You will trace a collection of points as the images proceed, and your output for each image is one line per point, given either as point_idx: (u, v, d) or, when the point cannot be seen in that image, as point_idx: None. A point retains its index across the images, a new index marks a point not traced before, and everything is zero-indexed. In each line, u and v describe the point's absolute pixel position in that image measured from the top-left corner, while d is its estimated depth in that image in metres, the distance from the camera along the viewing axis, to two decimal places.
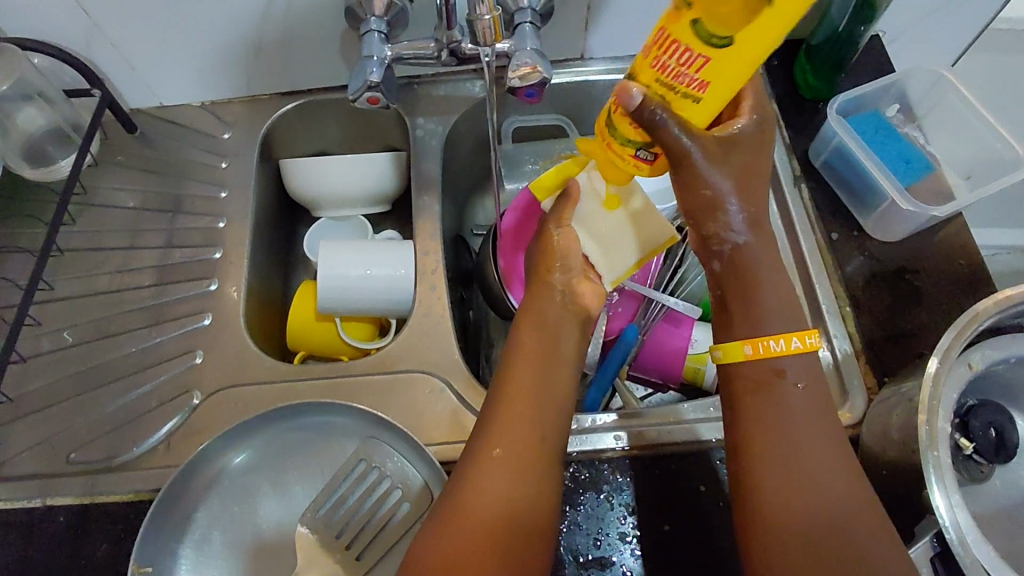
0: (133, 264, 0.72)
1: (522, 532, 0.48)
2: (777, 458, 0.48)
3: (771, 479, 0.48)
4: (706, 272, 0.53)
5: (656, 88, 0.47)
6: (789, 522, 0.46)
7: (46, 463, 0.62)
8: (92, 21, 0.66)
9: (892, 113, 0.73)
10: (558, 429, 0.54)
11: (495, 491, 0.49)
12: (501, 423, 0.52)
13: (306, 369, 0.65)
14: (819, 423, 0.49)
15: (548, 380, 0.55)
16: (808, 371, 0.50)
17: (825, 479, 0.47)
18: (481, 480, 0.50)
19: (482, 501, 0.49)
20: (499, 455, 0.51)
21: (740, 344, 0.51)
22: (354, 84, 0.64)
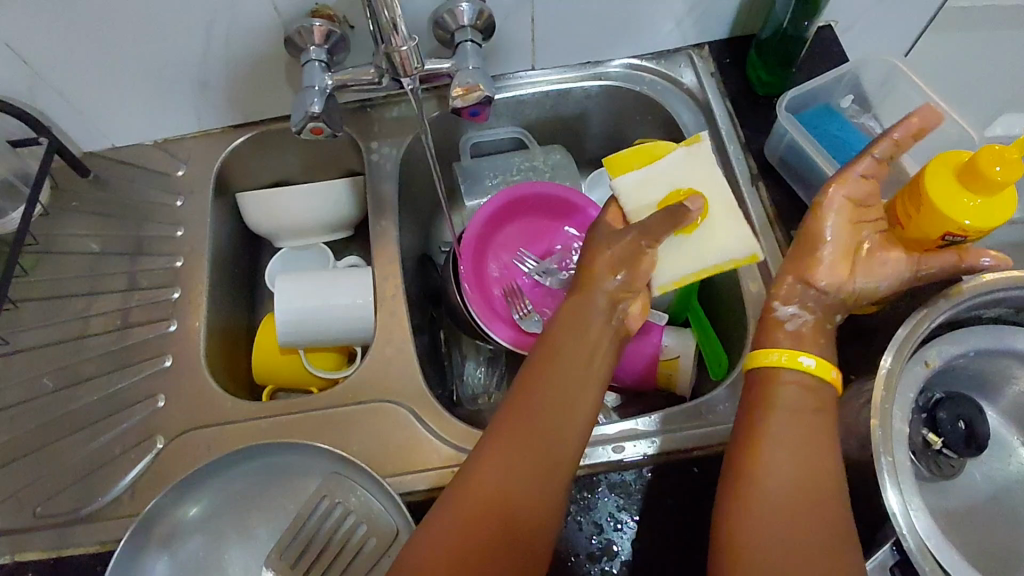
0: (92, 310, 0.71)
1: (523, 524, 0.49)
2: (776, 453, 0.49)
3: (767, 471, 0.48)
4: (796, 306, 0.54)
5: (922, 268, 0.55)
6: (772, 511, 0.47)
7: (13, 518, 0.61)
8: (33, 70, 0.66)
9: (846, 105, 0.73)
10: (578, 426, 0.53)
11: (504, 477, 0.50)
12: (521, 410, 0.53)
13: (266, 408, 0.65)
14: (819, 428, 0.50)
15: (577, 376, 0.55)
16: (808, 388, 0.51)
17: (812, 478, 0.48)
18: (491, 466, 0.50)
19: (489, 487, 0.49)
20: (513, 441, 0.51)
21: (831, 366, 0.52)
22: (296, 115, 0.63)
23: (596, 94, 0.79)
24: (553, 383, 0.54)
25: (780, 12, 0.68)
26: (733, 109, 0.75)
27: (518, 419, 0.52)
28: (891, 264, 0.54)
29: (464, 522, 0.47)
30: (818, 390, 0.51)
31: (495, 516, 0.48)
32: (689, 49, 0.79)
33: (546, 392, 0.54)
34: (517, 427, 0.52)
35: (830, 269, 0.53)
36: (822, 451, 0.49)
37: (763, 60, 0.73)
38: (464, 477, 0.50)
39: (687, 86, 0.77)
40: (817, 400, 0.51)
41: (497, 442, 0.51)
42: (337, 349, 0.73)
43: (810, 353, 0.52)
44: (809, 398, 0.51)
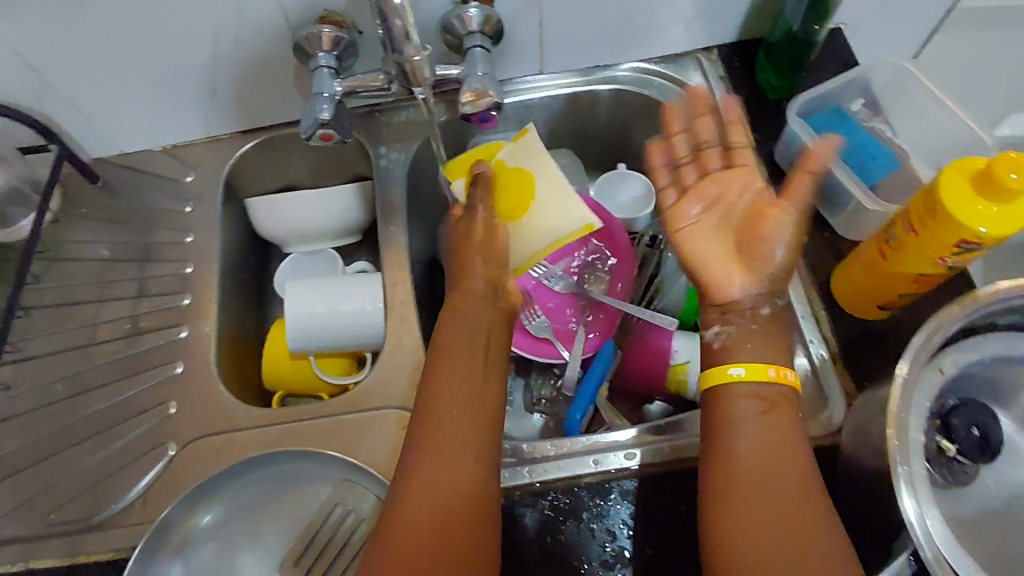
0: (103, 316, 0.71)
1: (469, 513, 0.50)
2: (750, 469, 0.50)
3: (745, 490, 0.50)
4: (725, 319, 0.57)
5: (939, 275, 0.55)
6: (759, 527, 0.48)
7: (25, 526, 0.61)
8: (42, 78, 0.66)
9: (858, 108, 0.72)
10: (488, 412, 0.56)
11: (433, 480, 0.51)
12: (431, 418, 0.54)
13: (277, 413, 0.65)
14: (785, 430, 0.52)
15: (472, 368, 0.58)
16: (766, 398, 0.53)
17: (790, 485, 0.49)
18: (419, 475, 0.52)
19: (422, 494, 0.51)
20: (434, 445, 0.53)
21: (765, 366, 0.54)
22: (306, 122, 0.63)
23: (605, 97, 0.79)
24: (454, 380, 0.56)
25: (790, 15, 0.69)
26: (742, 113, 0.75)
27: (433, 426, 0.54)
28: (769, 239, 0.56)
29: (411, 533, 0.49)
30: (766, 389, 0.53)
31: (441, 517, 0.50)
32: (697, 52, 0.79)
33: (451, 391, 0.56)
34: (434, 432, 0.54)
35: (711, 281, 0.58)
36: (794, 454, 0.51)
37: (771, 62, 0.73)
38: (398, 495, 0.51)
39: (696, 90, 0.77)
40: (771, 397, 0.53)
41: (418, 452, 0.53)
42: (347, 355, 0.73)
43: (740, 362, 0.54)
44: (766, 403, 0.52)
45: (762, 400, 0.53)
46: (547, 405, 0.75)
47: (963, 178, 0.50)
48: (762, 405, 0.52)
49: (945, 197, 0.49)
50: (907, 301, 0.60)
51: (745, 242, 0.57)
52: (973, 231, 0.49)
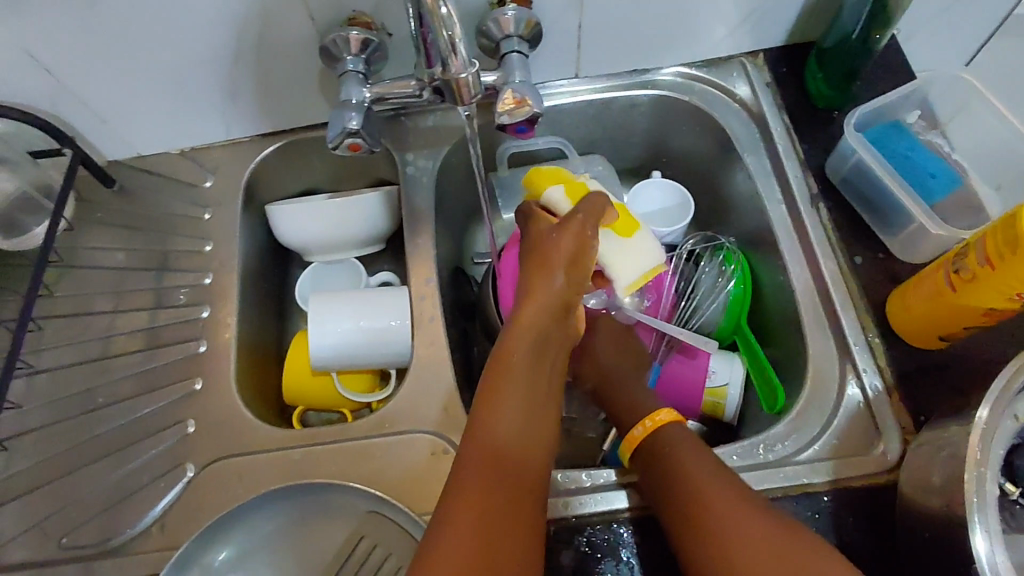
0: (119, 328, 0.69)
1: (532, 489, 0.47)
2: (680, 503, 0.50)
3: (686, 524, 0.49)
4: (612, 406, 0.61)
5: (1012, 311, 0.51)
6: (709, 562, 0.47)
7: (38, 550, 0.59)
8: (57, 79, 0.63)
9: (914, 121, 0.68)
10: (548, 390, 0.52)
11: (503, 449, 0.47)
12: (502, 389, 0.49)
13: (301, 435, 0.62)
14: (692, 456, 0.52)
15: (548, 340, 0.53)
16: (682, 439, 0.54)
17: (718, 512, 0.48)
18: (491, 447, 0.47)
19: (490, 458, 0.46)
20: (501, 413, 0.48)
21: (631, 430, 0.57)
22: (333, 131, 0.60)
23: (644, 103, 0.75)
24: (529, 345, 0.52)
25: (849, 21, 0.65)
26: (790, 123, 0.71)
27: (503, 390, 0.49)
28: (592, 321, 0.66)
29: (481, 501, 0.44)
30: (653, 442, 0.55)
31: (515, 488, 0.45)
32: (742, 56, 0.75)
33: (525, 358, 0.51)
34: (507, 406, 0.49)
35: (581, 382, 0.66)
36: (717, 487, 0.49)
37: (823, 70, 0.69)
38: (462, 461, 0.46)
39: (741, 98, 0.73)
40: (654, 445, 0.54)
41: (483, 428, 0.48)
42: (371, 371, 0.70)
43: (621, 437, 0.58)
44: (656, 452, 0.54)
45: (650, 448, 0.55)
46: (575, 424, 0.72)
47: None
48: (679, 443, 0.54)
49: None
50: (968, 334, 0.56)
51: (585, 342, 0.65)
52: None
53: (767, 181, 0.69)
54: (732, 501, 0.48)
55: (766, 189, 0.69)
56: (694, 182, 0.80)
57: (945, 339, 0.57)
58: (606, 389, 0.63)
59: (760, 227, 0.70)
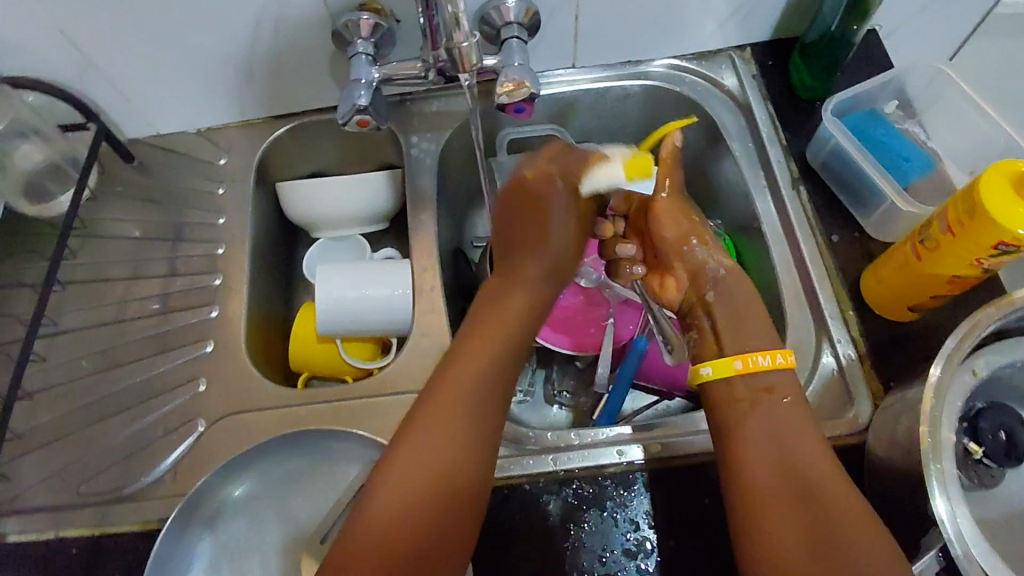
0: (136, 294, 0.73)
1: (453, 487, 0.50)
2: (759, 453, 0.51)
3: (755, 480, 0.50)
4: (710, 305, 0.61)
5: (973, 278, 0.56)
6: (778, 513, 0.49)
7: (58, 495, 0.62)
8: (85, 57, 0.67)
9: (891, 110, 0.73)
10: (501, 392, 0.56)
11: (433, 441, 0.51)
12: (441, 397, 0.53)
13: (306, 394, 0.66)
14: (792, 426, 0.52)
15: (507, 361, 0.57)
16: (793, 386, 0.55)
17: (816, 469, 0.50)
18: (414, 445, 0.51)
19: (416, 456, 0.50)
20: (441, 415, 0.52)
21: (731, 360, 0.56)
22: (343, 108, 0.64)
23: (637, 92, 0.79)
24: (491, 356, 0.56)
25: (829, 14, 0.69)
26: (774, 112, 0.75)
27: (454, 395, 0.53)
28: (680, 215, 0.67)
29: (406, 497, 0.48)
30: (762, 378, 0.55)
31: (437, 490, 0.49)
32: (730, 50, 0.79)
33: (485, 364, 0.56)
34: (442, 409, 0.52)
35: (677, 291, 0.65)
36: (822, 457, 0.51)
37: (806, 62, 0.74)
38: (391, 456, 0.50)
39: (728, 89, 0.77)
40: (766, 382, 0.55)
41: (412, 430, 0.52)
42: (373, 340, 0.73)
43: (709, 362, 0.58)
44: (760, 392, 0.55)
45: (753, 389, 0.55)
46: (568, 397, 0.75)
47: (1009, 182, 0.50)
48: (792, 393, 0.54)
49: (989, 200, 0.50)
50: (935, 305, 0.60)
51: (682, 242, 0.66)
52: (1015, 234, 0.49)
53: (751, 166, 0.73)
54: (827, 474, 0.50)
55: (751, 173, 0.73)
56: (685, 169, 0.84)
57: (913, 310, 0.61)
58: (721, 289, 0.62)
59: (746, 209, 0.74)
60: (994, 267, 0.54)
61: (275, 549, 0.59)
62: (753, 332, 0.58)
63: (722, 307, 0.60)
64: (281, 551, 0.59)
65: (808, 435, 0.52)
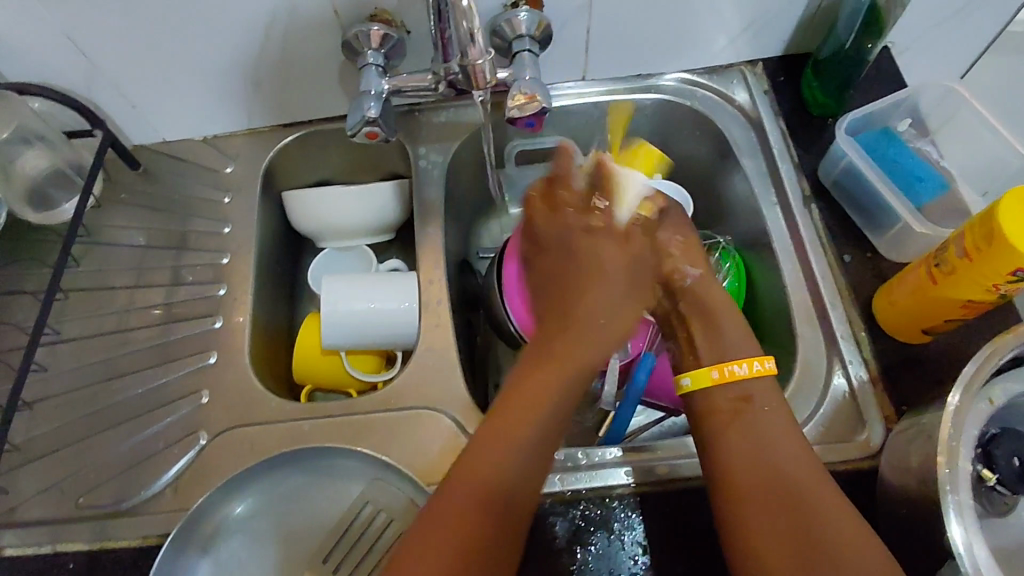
0: (139, 303, 0.72)
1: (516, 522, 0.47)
2: (741, 453, 0.51)
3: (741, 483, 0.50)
4: (674, 310, 0.61)
5: (990, 303, 0.55)
6: (759, 513, 0.48)
7: (56, 508, 0.61)
8: (92, 63, 0.67)
9: (903, 129, 0.71)
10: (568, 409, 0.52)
11: (509, 472, 0.47)
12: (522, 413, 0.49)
13: (310, 408, 0.65)
14: (774, 427, 0.52)
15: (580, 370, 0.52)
16: (774, 395, 0.54)
17: (799, 471, 0.49)
18: (494, 471, 0.47)
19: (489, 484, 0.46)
20: (508, 436, 0.48)
21: (707, 370, 0.56)
22: (352, 119, 0.64)
23: (648, 106, 0.78)
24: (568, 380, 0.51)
25: (843, 32, 0.69)
26: (786, 128, 0.75)
27: (521, 421, 0.49)
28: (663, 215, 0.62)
29: (469, 515, 0.45)
30: (738, 388, 0.55)
31: (491, 521, 0.45)
32: (742, 65, 0.78)
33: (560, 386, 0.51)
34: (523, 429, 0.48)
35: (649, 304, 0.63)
36: (803, 455, 0.50)
37: (818, 78, 0.73)
38: (470, 479, 0.46)
39: (740, 104, 0.77)
40: (742, 391, 0.54)
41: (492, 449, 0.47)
42: (377, 352, 0.73)
43: (690, 372, 0.58)
44: (738, 401, 0.54)
45: (732, 397, 0.54)
46: (573, 413, 0.75)
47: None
48: (772, 401, 0.54)
49: (1006, 227, 0.49)
50: (949, 329, 0.60)
51: (658, 257, 0.61)
52: None
53: (763, 183, 0.72)
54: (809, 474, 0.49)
55: (762, 190, 0.72)
56: (694, 183, 0.83)
57: (927, 335, 0.60)
58: (695, 300, 0.60)
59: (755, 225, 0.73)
60: (1011, 293, 0.53)
61: (277, 566, 0.58)
62: (730, 341, 0.58)
63: (695, 316, 0.60)
64: (283, 568, 0.58)
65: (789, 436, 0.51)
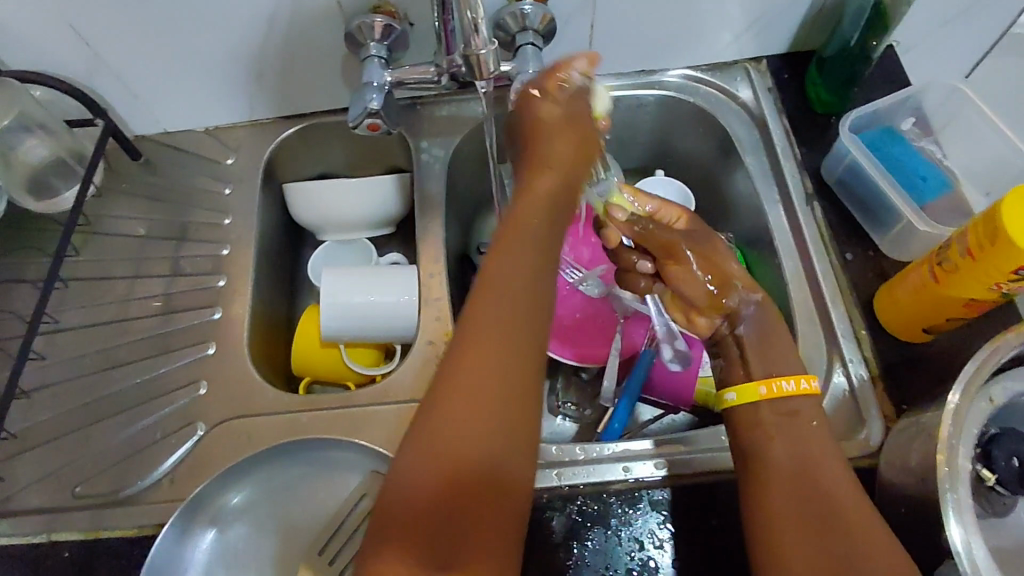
0: (138, 293, 0.72)
1: (501, 481, 0.44)
2: (777, 450, 0.53)
3: (782, 499, 0.50)
4: (736, 338, 0.60)
5: (992, 301, 0.55)
6: (796, 527, 0.49)
7: (52, 498, 0.61)
8: (93, 52, 0.66)
9: (908, 127, 0.71)
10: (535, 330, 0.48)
11: (463, 429, 0.44)
12: (464, 364, 0.46)
13: (310, 401, 0.64)
14: (815, 445, 0.53)
15: (522, 294, 0.48)
16: (818, 410, 0.55)
17: (826, 471, 0.51)
18: (443, 432, 0.44)
19: (445, 453, 0.43)
20: (456, 405, 0.44)
21: (755, 385, 0.57)
22: (354, 110, 0.64)
23: (651, 102, 0.78)
24: (511, 291, 0.48)
25: (848, 29, 0.69)
26: (789, 126, 0.74)
27: (468, 371, 0.45)
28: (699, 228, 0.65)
29: (431, 496, 0.43)
30: (784, 403, 0.55)
31: (451, 489, 0.43)
32: (745, 62, 0.78)
33: (504, 313, 0.47)
34: (471, 375, 0.45)
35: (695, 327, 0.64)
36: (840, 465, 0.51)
37: (822, 76, 0.73)
38: (419, 445, 0.44)
39: (743, 101, 0.76)
40: (792, 406, 0.55)
41: (441, 412, 0.44)
42: (376, 346, 0.72)
43: (733, 388, 0.58)
44: (785, 416, 0.55)
45: (781, 411, 0.55)
46: (573, 409, 0.74)
47: None
48: (818, 416, 0.55)
49: (1010, 226, 0.49)
50: (951, 328, 0.60)
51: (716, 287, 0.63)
52: None
53: (764, 181, 0.72)
54: (852, 501, 0.49)
55: (764, 187, 0.72)
56: (696, 181, 0.83)
57: (928, 334, 0.60)
58: (757, 321, 0.60)
59: (757, 222, 0.73)
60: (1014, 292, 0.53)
61: (273, 557, 0.58)
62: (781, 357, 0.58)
63: (754, 343, 0.59)
64: (279, 560, 0.58)
65: (831, 457, 0.52)
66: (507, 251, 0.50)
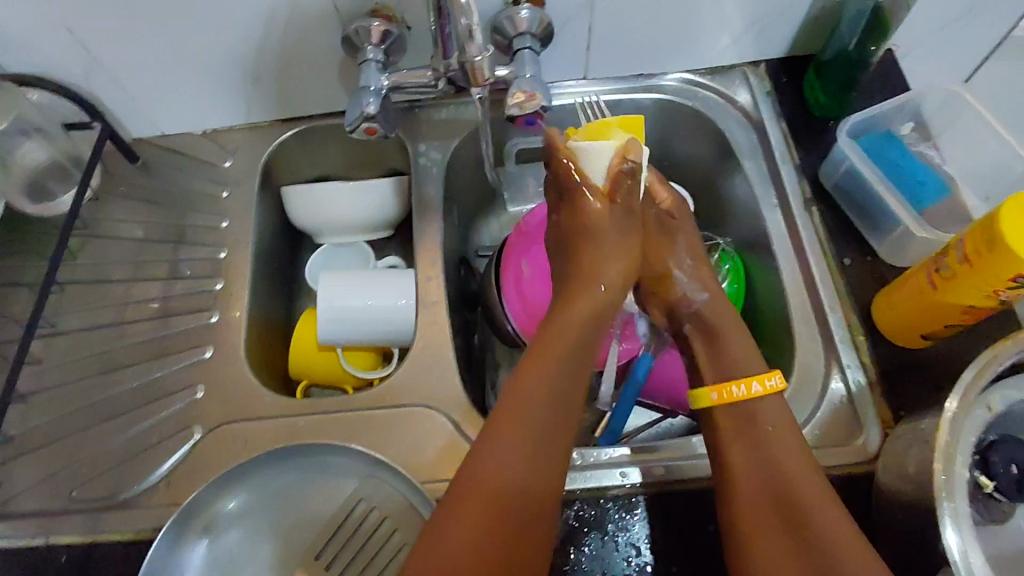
0: (136, 296, 0.72)
1: (535, 534, 0.47)
2: (738, 454, 0.54)
3: (748, 499, 0.51)
4: (682, 335, 0.64)
5: (990, 307, 0.55)
6: (767, 530, 0.49)
7: (48, 502, 0.61)
8: (91, 55, 0.66)
9: (906, 132, 0.71)
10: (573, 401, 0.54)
11: (510, 479, 0.48)
12: (516, 422, 0.50)
13: (308, 404, 0.65)
14: (782, 448, 0.53)
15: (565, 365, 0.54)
16: (780, 414, 0.55)
17: (794, 473, 0.51)
18: (495, 482, 0.48)
19: (493, 496, 0.47)
20: (507, 459, 0.49)
21: (707, 391, 0.58)
22: (351, 114, 0.63)
23: (649, 106, 0.78)
24: (554, 361, 0.54)
25: (846, 33, 0.68)
26: (788, 130, 0.74)
27: (516, 430, 0.50)
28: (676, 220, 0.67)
29: (476, 537, 0.45)
30: (739, 407, 0.56)
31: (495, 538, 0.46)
32: (744, 65, 0.78)
33: (541, 384, 0.53)
34: (521, 430, 0.50)
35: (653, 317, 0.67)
36: (807, 465, 0.51)
37: (821, 80, 0.73)
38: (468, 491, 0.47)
39: (742, 105, 0.76)
40: (747, 410, 0.56)
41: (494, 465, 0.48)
42: (374, 350, 0.72)
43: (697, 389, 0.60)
44: (745, 417, 0.55)
45: (738, 412, 0.56)
46: None
47: None
48: (778, 419, 0.55)
49: (1008, 232, 0.49)
50: (949, 333, 0.59)
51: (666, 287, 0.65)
52: None
53: (763, 185, 0.72)
54: (824, 503, 0.49)
55: (763, 192, 0.72)
56: (694, 185, 0.83)
57: (926, 340, 0.60)
58: (704, 332, 0.62)
59: (755, 226, 0.73)
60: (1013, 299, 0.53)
61: (270, 562, 0.58)
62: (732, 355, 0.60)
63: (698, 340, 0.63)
64: (276, 564, 0.58)
65: (800, 459, 0.52)
66: (547, 329, 0.56)
